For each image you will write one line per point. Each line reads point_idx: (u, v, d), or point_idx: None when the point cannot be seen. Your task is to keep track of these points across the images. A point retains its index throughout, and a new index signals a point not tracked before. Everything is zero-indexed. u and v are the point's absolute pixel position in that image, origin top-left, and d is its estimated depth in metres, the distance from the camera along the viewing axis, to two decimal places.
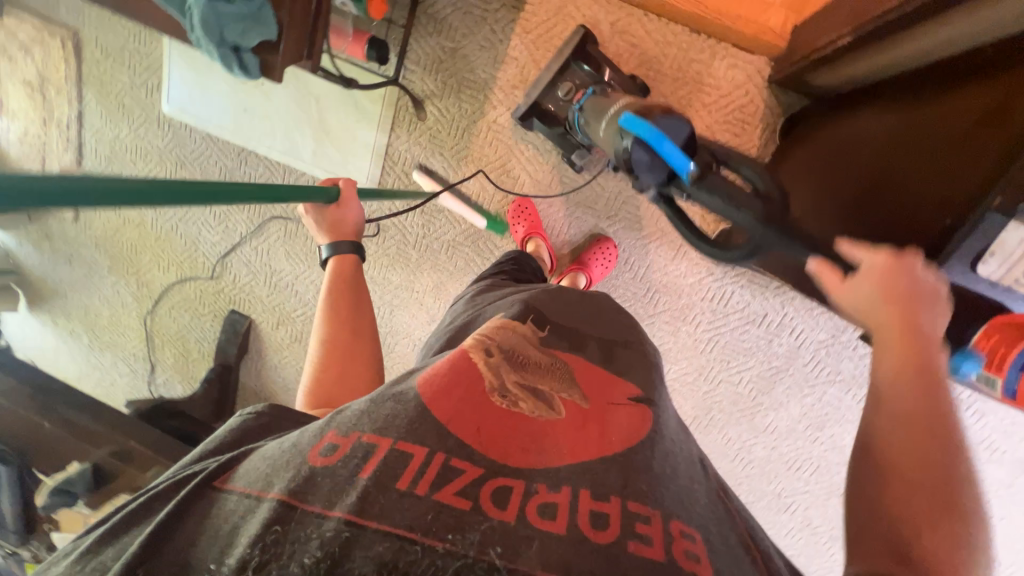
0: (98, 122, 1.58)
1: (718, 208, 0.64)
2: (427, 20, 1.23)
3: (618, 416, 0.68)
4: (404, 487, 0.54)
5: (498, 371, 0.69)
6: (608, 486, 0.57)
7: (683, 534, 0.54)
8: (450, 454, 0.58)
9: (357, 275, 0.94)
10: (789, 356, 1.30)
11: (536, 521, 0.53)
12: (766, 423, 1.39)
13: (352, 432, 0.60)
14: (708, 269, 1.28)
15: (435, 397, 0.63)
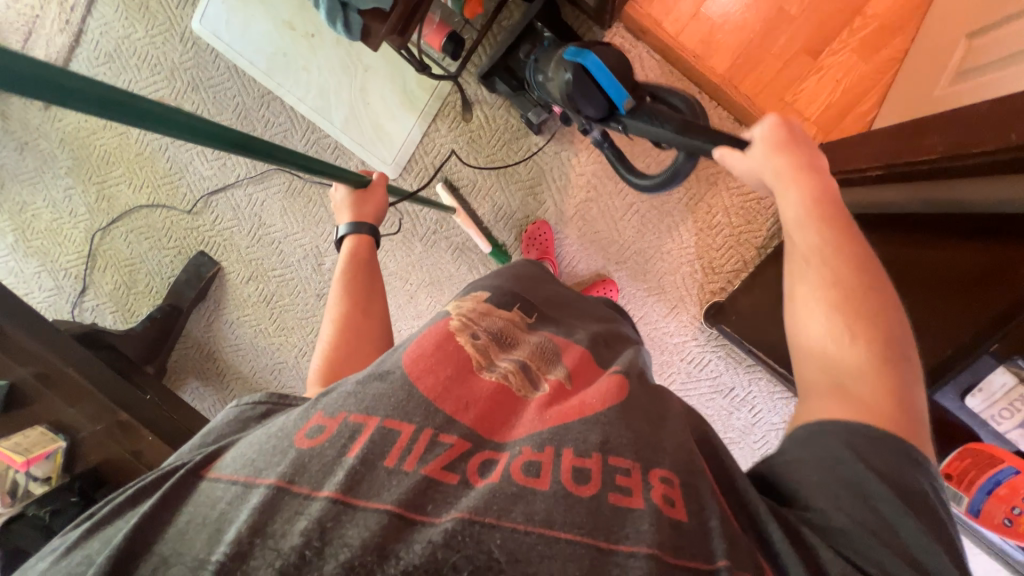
0: (111, 14, 1.45)
1: (645, 129, 0.74)
2: (500, 33, 1.26)
3: (591, 383, 0.63)
4: (391, 465, 0.49)
5: (485, 350, 0.65)
6: (587, 443, 0.53)
7: (663, 480, 0.51)
8: (439, 429, 0.53)
9: (372, 258, 0.87)
10: (743, 431, 1.38)
11: (520, 478, 0.49)
12: None
13: (339, 412, 0.54)
14: (695, 332, 1.36)
15: (423, 373, 0.58)
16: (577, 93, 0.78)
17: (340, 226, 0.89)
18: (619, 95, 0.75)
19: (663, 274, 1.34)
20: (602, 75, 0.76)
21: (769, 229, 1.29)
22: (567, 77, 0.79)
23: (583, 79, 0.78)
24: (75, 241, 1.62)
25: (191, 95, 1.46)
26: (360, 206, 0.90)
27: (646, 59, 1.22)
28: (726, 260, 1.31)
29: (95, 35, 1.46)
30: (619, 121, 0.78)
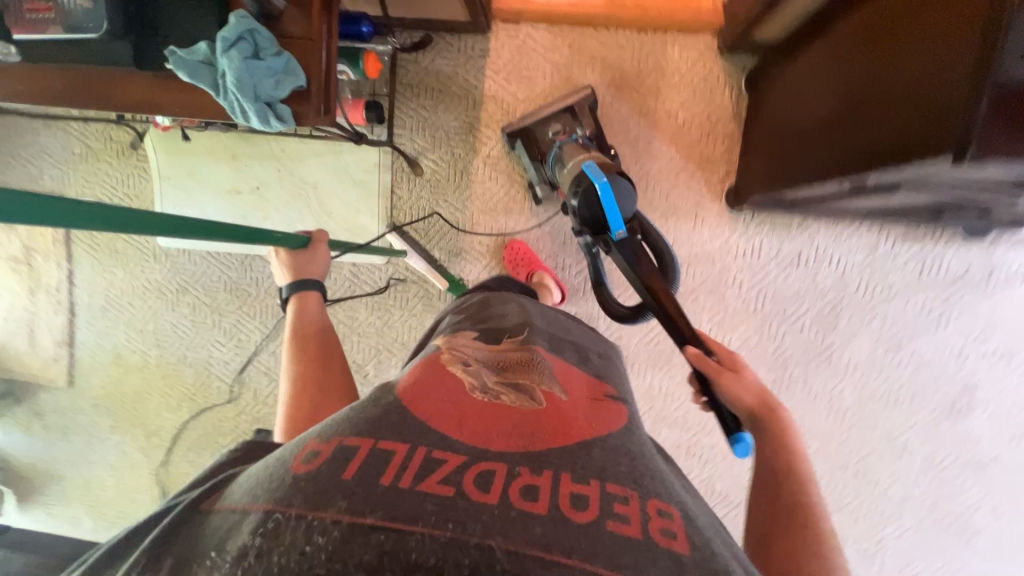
0: (89, 274, 1.56)
1: (625, 263, 0.87)
2: (406, 88, 1.32)
3: (585, 408, 0.64)
4: (386, 482, 0.44)
5: (479, 373, 0.65)
6: (588, 469, 0.50)
7: (662, 513, 0.48)
8: (603, 479, 0.49)
9: (323, 318, 0.85)
10: (838, 285, 1.30)
11: (517, 501, 0.45)
12: (845, 361, 1.33)
13: (332, 436, 0.51)
14: (728, 228, 1.31)
15: (416, 399, 0.57)
16: (582, 210, 0.89)
17: (283, 287, 0.87)
18: (615, 227, 0.86)
19: (666, 194, 1.31)
20: (604, 204, 0.86)
21: (732, 98, 1.27)
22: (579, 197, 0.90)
23: (590, 195, 0.88)
24: (145, 488, 1.62)
25: (186, 298, 1.54)
26: (299, 268, 0.87)
27: (536, 33, 1.29)
28: (716, 146, 1.29)
29: (85, 299, 1.57)
30: (608, 243, 0.89)
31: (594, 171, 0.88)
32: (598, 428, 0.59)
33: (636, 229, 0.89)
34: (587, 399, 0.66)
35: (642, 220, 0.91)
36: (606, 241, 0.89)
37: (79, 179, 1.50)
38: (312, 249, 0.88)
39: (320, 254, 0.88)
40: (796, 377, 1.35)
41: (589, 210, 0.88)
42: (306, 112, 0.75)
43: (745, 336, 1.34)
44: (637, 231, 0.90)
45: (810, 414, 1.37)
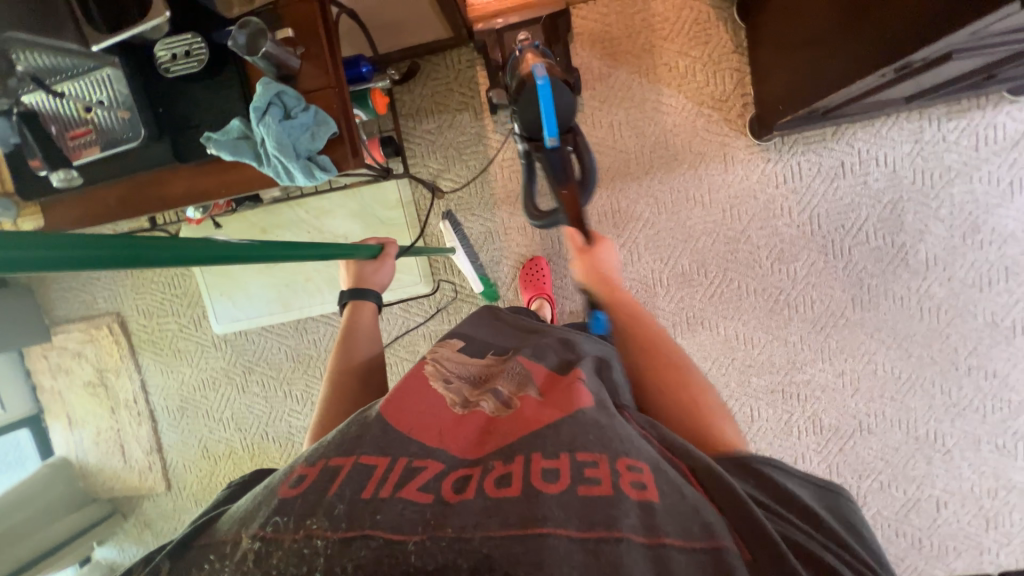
0: (160, 379, 1.62)
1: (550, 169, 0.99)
2: (408, 118, 1.35)
3: (559, 393, 0.61)
4: (368, 495, 0.48)
5: (457, 386, 0.67)
6: (559, 444, 0.52)
7: (631, 467, 0.50)
8: (573, 450, 0.51)
9: (374, 324, 0.87)
10: (893, 182, 1.24)
11: (492, 492, 0.48)
12: (923, 258, 1.26)
13: (316, 460, 0.54)
14: (761, 159, 1.27)
15: (397, 414, 0.59)
16: (523, 102, 0.93)
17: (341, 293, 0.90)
18: (550, 134, 0.92)
19: (688, 144, 1.29)
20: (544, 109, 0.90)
21: (729, 31, 1.24)
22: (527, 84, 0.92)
23: (531, 92, 0.92)
24: None
25: (253, 377, 1.58)
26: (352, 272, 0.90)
27: None
28: (725, 82, 1.26)
29: (162, 404, 1.64)
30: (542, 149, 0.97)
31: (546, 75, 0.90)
32: (569, 409, 0.57)
33: (567, 142, 0.99)
34: (560, 384, 0.64)
35: (575, 134, 0.99)
36: (538, 146, 0.98)
37: (131, 294, 1.58)
38: (379, 259, 0.92)
39: (388, 262, 0.93)
40: (876, 289, 1.29)
41: (531, 109, 0.93)
42: (343, 156, 0.76)
43: (810, 261, 1.29)
44: (569, 144, 0.99)
45: (903, 321, 1.30)
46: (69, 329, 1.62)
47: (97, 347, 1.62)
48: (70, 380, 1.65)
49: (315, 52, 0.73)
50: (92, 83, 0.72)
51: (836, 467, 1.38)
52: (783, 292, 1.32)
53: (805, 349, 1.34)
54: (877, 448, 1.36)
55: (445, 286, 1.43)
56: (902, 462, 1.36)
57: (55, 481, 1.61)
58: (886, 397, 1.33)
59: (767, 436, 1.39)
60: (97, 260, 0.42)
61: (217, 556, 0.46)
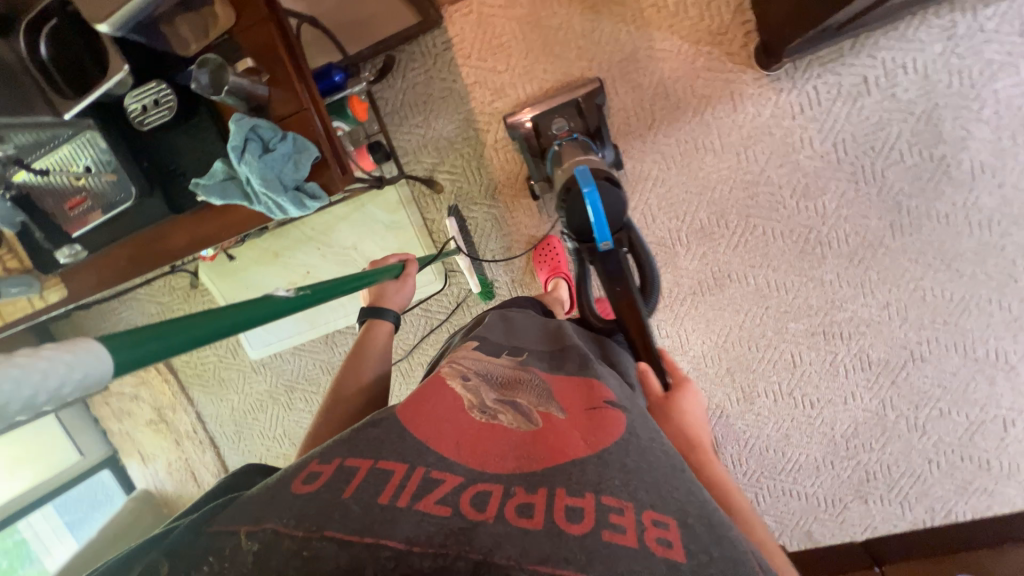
0: (212, 408, 1.72)
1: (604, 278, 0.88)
2: (392, 117, 1.31)
3: (583, 426, 0.63)
4: (385, 501, 0.50)
5: (478, 392, 0.68)
6: (585, 482, 0.53)
7: (658, 523, 0.50)
8: (598, 492, 0.52)
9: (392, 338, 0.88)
10: (926, 89, 1.12)
11: (513, 519, 0.49)
12: (969, 168, 1.14)
13: (332, 459, 0.57)
14: (773, 91, 1.17)
15: (417, 420, 0.62)
16: (573, 209, 0.88)
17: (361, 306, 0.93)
18: (602, 239, 0.86)
19: (690, 89, 1.19)
20: (593, 216, 0.86)
21: None
22: (570, 194, 0.88)
23: (579, 202, 0.87)
24: None
25: (296, 395, 1.64)
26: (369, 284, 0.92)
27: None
28: (723, 13, 1.14)
29: (219, 431, 1.74)
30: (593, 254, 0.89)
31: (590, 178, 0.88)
32: (595, 447, 0.59)
33: (622, 242, 0.89)
34: (584, 413, 0.65)
35: (631, 233, 0.90)
36: (591, 250, 0.89)
37: None
38: (400, 278, 0.93)
39: (410, 278, 0.93)
40: (917, 210, 1.19)
41: (578, 220, 0.87)
42: (331, 178, 0.73)
43: (840, 192, 1.20)
44: (624, 245, 0.89)
45: (951, 239, 1.20)
46: (122, 375, 1.72)
47: (151, 388, 1.72)
48: (133, 421, 1.77)
49: (280, 76, 0.70)
50: (71, 150, 0.72)
51: (890, 401, 1.33)
52: (813, 230, 1.24)
53: (844, 286, 1.27)
54: (932, 375, 1.30)
55: (460, 280, 1.42)
56: (962, 386, 1.29)
57: (143, 512, 1.76)
58: (939, 322, 1.26)
59: (812, 379, 1.35)
60: (169, 348, 0.44)
61: (218, 551, 0.48)
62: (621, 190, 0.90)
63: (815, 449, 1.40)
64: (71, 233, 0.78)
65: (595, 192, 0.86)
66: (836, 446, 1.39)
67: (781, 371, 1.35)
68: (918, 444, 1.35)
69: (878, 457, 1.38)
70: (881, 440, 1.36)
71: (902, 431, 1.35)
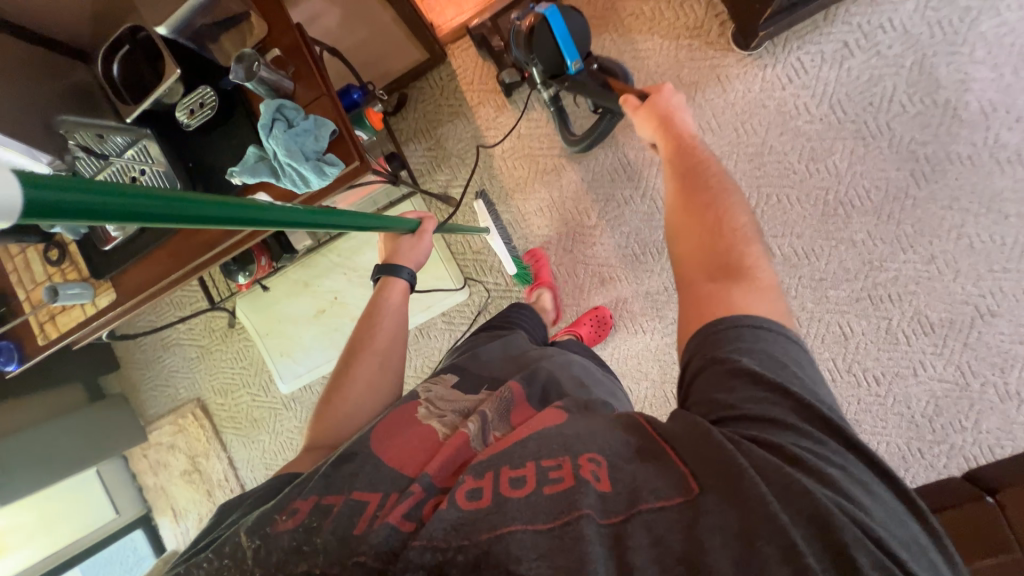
0: (244, 452, 1.69)
1: (580, 79, 1.01)
2: (408, 143, 1.44)
3: (537, 420, 0.61)
4: (360, 531, 0.51)
5: (450, 418, 0.68)
6: (524, 453, 0.54)
7: (592, 461, 0.51)
8: (536, 458, 0.53)
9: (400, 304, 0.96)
10: (909, 41, 1.15)
11: (466, 504, 0.49)
12: (978, 108, 1.13)
13: (301, 496, 0.57)
14: (758, 68, 1.23)
15: (387, 452, 0.61)
16: (541, 42, 0.99)
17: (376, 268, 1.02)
18: (572, 58, 0.98)
19: (678, 78, 1.27)
20: (561, 38, 0.97)
21: None
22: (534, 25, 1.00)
23: (542, 24, 0.98)
24: None
25: None
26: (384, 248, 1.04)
27: None
28: (696, 9, 1.26)
29: (250, 477, 1.69)
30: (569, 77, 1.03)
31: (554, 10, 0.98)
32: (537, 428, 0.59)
33: (592, 62, 1.02)
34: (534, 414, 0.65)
35: (598, 59, 1.02)
36: (565, 73, 1.02)
37: (207, 378, 1.71)
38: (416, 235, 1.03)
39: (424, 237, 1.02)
40: (936, 156, 1.16)
41: (546, 45, 1.00)
42: (347, 150, 0.80)
43: (848, 150, 1.20)
44: (595, 64, 1.02)
45: (983, 181, 1.15)
46: (161, 424, 1.75)
47: (186, 435, 1.73)
48: (169, 473, 1.76)
49: (303, 69, 0.81)
50: (135, 153, 0.81)
51: (968, 367, 1.18)
52: (830, 191, 1.22)
53: (878, 244, 1.20)
54: (1010, 331, 1.16)
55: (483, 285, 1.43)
56: None
57: None
58: (999, 270, 1.15)
59: (870, 351, 1.23)
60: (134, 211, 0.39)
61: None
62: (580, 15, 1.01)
63: (894, 435, 1.23)
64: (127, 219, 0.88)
65: (555, 10, 0.97)
66: (918, 429, 1.22)
67: (832, 346, 1.25)
68: (1016, 416, 1.17)
69: (974, 438, 1.19)
70: (971, 416, 1.19)
71: (994, 402, 1.18)
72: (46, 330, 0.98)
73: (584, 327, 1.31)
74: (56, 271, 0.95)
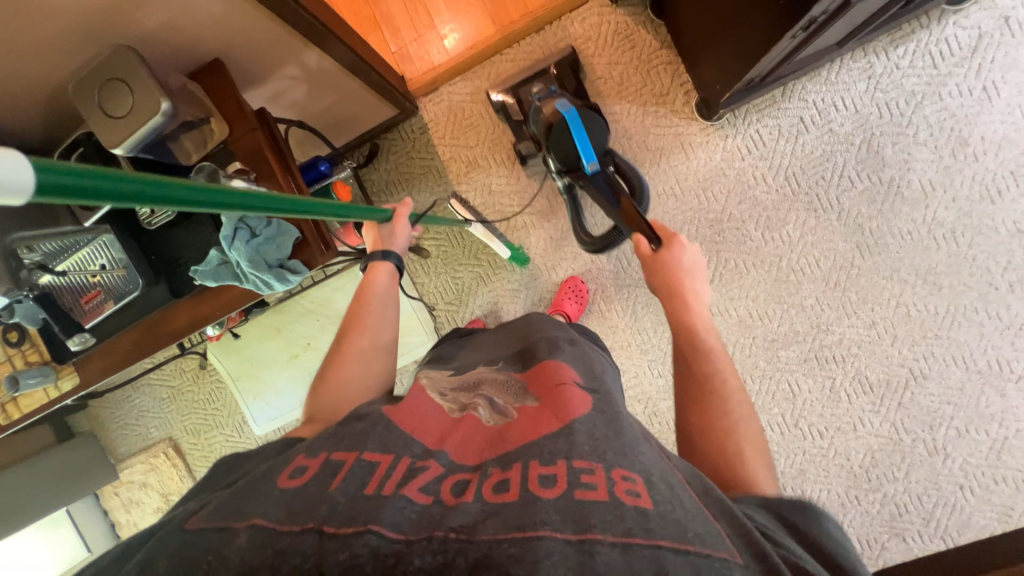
0: None
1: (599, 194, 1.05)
2: (379, 194, 1.44)
3: (553, 399, 0.67)
4: (371, 491, 0.52)
5: (457, 395, 0.74)
6: (554, 451, 0.56)
7: (626, 478, 0.53)
8: (569, 458, 0.55)
9: (387, 282, 0.98)
10: (859, 120, 1.21)
11: (491, 496, 0.52)
12: (919, 186, 1.21)
13: (319, 454, 0.60)
14: (720, 138, 1.28)
15: (401, 417, 0.66)
16: (557, 141, 1.05)
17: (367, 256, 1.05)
18: (588, 159, 1.03)
19: (645, 143, 1.31)
20: (579, 142, 1.02)
21: (650, 31, 1.29)
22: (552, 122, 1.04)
23: (562, 126, 1.03)
24: None
25: None
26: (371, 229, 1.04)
27: (455, 87, 1.39)
28: (662, 77, 1.29)
29: None
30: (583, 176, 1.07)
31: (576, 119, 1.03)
32: (569, 416, 0.62)
33: (609, 163, 1.07)
34: (552, 389, 0.69)
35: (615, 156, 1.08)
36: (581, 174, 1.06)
37: (179, 417, 1.70)
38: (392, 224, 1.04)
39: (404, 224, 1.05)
40: (879, 229, 1.23)
41: (564, 142, 1.04)
42: (313, 254, 0.82)
43: (802, 220, 1.26)
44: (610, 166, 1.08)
45: (920, 253, 1.23)
46: (132, 461, 1.74)
47: (158, 473, 1.72)
48: (141, 510, 1.75)
49: (266, 174, 0.82)
50: (91, 249, 0.83)
51: (901, 423, 1.28)
52: (784, 258, 1.28)
53: (826, 309, 1.28)
54: (939, 392, 1.26)
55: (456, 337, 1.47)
56: (972, 402, 1.25)
57: None
58: (931, 337, 1.24)
59: (815, 407, 1.31)
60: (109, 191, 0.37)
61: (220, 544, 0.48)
62: (596, 116, 1.07)
63: (835, 483, 1.32)
64: (83, 324, 0.88)
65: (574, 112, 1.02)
66: (856, 478, 1.32)
67: (781, 402, 1.32)
68: (942, 468, 1.27)
69: (904, 487, 1.30)
70: (903, 467, 1.29)
71: (923, 456, 1.28)
72: (8, 411, 0.97)
73: (567, 305, 1.34)
74: (16, 353, 0.94)
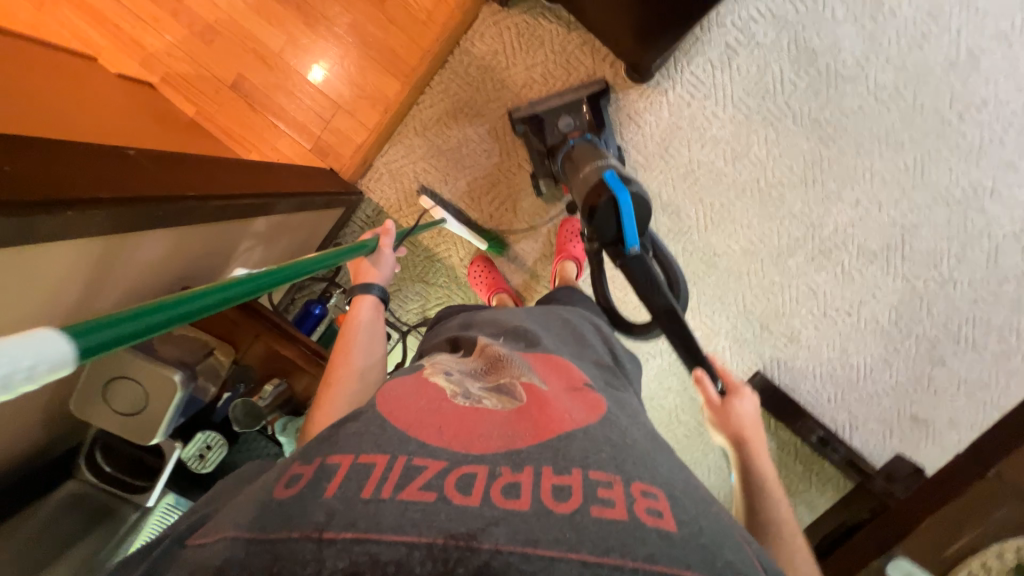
0: None
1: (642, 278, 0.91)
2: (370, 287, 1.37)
3: (568, 401, 0.61)
4: (366, 495, 0.45)
5: (461, 381, 0.65)
6: (570, 457, 0.49)
7: (647, 494, 0.47)
8: (585, 467, 0.48)
9: (354, 324, 0.85)
10: (780, 24, 1.22)
11: (501, 502, 0.45)
12: (853, 60, 1.23)
13: (314, 458, 0.53)
14: (660, 95, 1.27)
15: (394, 412, 0.57)
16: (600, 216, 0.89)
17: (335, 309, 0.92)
18: (632, 242, 0.89)
19: None
20: (626, 216, 0.88)
21: (553, 19, 1.23)
22: (602, 198, 0.88)
23: (606, 206, 0.88)
24: None
25: None
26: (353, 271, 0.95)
27: (389, 155, 1.31)
28: (584, 59, 1.24)
29: None
30: (620, 257, 0.91)
31: (619, 184, 0.89)
32: (578, 421, 0.56)
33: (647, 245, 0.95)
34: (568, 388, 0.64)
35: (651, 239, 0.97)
36: (618, 254, 0.91)
37: None
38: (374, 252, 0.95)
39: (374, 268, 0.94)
40: (833, 115, 1.27)
41: (613, 225, 0.89)
42: None
43: (763, 136, 1.28)
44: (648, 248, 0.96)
45: (874, 120, 1.27)
46: None
47: None
48: None
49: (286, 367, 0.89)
50: (157, 520, 0.78)
51: (909, 273, 1.37)
52: (760, 178, 1.31)
53: (812, 207, 1.33)
54: (931, 233, 1.34)
55: None
56: (960, 228, 1.33)
57: None
58: (911, 190, 1.32)
59: (832, 292, 1.39)
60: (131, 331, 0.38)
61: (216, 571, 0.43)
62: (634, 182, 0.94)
63: (874, 347, 1.41)
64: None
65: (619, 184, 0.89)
66: (888, 334, 1.40)
67: (806, 301, 1.39)
68: (951, 294, 1.36)
69: (931, 323, 1.38)
70: (924, 307, 1.38)
71: (935, 290, 1.37)
72: None
73: (572, 247, 1.28)
74: None
